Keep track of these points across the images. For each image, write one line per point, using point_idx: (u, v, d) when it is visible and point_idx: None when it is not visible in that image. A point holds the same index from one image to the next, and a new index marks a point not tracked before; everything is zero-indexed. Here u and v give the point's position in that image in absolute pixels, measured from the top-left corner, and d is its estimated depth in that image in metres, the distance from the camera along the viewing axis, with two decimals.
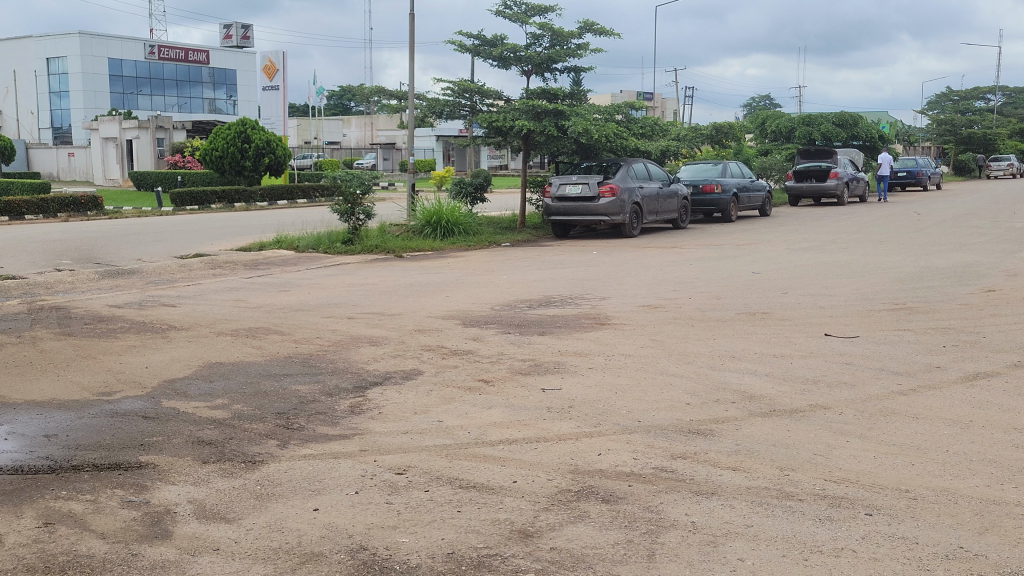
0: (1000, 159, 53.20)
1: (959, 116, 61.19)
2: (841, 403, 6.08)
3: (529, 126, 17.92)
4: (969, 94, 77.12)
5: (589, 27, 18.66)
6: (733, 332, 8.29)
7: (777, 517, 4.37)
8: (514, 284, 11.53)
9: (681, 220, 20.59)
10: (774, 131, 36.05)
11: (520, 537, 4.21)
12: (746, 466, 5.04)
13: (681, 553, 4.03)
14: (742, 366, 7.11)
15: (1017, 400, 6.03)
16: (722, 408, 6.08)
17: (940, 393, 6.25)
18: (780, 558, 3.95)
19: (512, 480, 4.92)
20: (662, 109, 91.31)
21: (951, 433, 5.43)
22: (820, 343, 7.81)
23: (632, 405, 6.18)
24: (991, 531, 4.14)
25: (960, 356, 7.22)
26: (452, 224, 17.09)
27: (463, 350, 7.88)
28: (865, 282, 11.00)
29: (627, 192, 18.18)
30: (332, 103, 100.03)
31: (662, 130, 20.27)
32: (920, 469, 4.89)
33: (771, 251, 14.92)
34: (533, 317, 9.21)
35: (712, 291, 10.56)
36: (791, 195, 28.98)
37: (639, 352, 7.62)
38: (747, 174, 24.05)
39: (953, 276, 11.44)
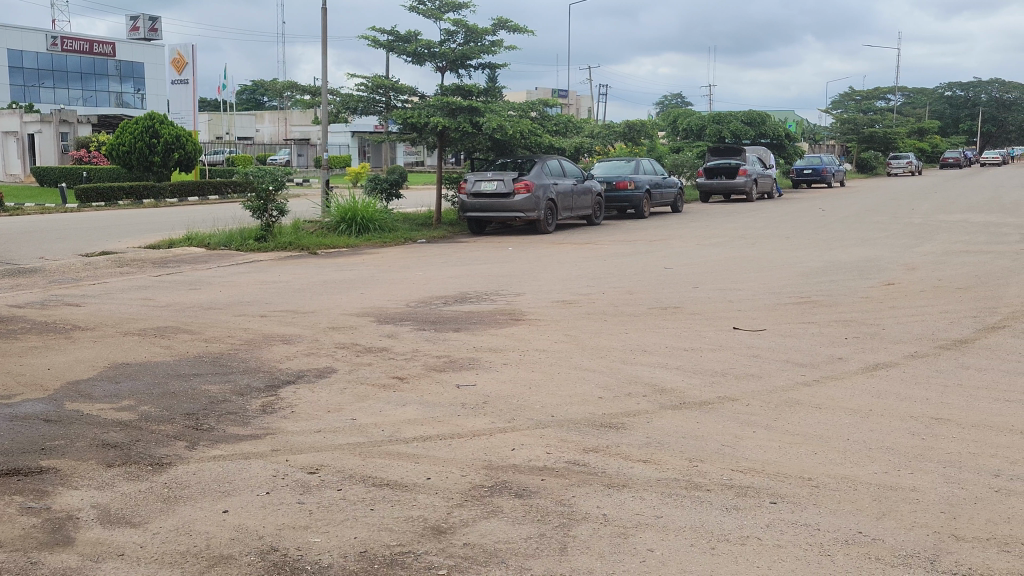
0: (900, 156, 55.83)
1: (860, 115, 63.32)
2: (748, 395, 6.22)
3: (444, 122, 17.87)
4: (871, 95, 79.90)
5: (503, 23, 18.72)
6: (645, 326, 8.41)
7: (686, 507, 4.45)
8: (430, 280, 11.50)
9: (595, 216, 20.79)
10: (686, 129, 36.86)
11: (432, 534, 4.20)
12: (657, 458, 5.12)
13: (592, 545, 4.08)
14: (653, 360, 7.22)
15: (914, 389, 6.26)
16: (632, 401, 6.17)
17: (841, 384, 6.45)
18: (688, 548, 4.03)
19: (426, 477, 4.91)
20: (577, 106, 92.36)
21: (852, 422, 5.60)
22: (729, 336, 7.97)
23: (545, 400, 6.23)
24: (888, 516, 4.29)
25: (861, 348, 7.46)
26: (367, 220, 16.95)
27: (377, 348, 7.83)
28: (772, 277, 11.26)
29: (542, 189, 18.28)
30: (244, 97, 98.20)
31: (576, 127, 20.42)
32: (822, 458, 5.03)
33: (682, 246, 15.18)
34: (448, 314, 9.20)
35: (625, 286, 10.70)
36: (702, 191, 29.41)
37: (553, 348, 7.68)
38: (659, 171, 24.41)
39: (855, 270, 11.82)
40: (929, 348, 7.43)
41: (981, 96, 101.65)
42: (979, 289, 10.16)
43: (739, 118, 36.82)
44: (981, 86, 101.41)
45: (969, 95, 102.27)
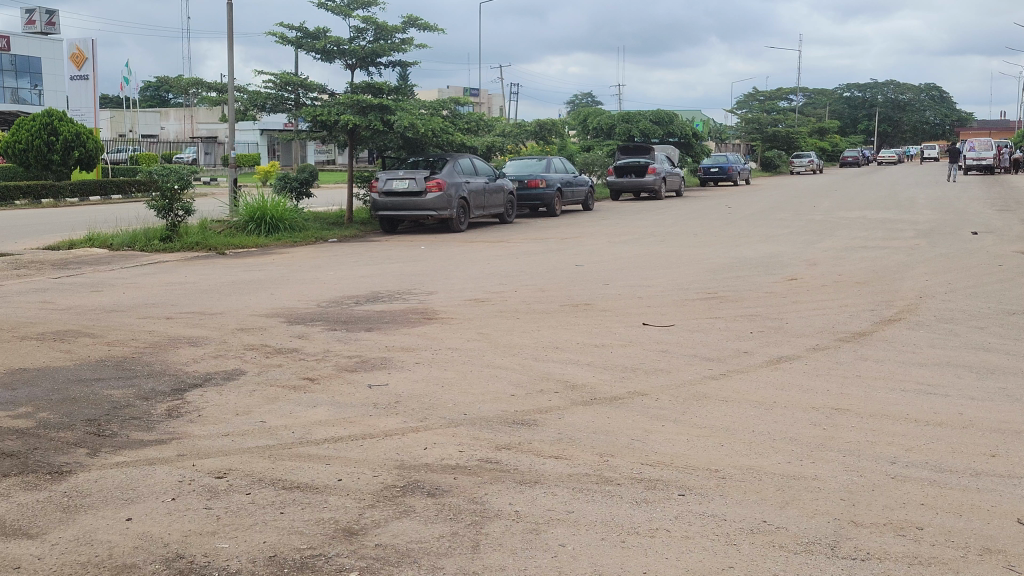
0: (802, 155, 57.37)
1: (763, 115, 64.92)
2: (657, 390, 6.33)
3: (355, 121, 17.71)
4: (773, 95, 81.98)
5: (413, 21, 18.63)
6: (557, 323, 8.47)
7: (597, 502, 4.50)
8: (341, 280, 11.38)
9: (507, 214, 20.86)
10: (596, 128, 37.19)
11: (344, 535, 4.16)
12: (567, 454, 5.17)
13: (505, 542, 4.09)
14: (565, 356, 7.28)
15: (816, 381, 6.45)
16: (544, 398, 6.22)
17: (746, 377, 6.60)
18: (599, 542, 4.08)
19: (337, 478, 4.86)
20: (488, 104, 92.52)
21: (757, 414, 5.74)
22: (638, 332, 8.10)
23: (458, 398, 6.23)
24: (792, 505, 4.41)
25: (765, 342, 7.66)
26: (276, 220, 16.69)
27: (288, 348, 7.71)
28: (680, 273, 11.47)
29: (453, 187, 18.24)
30: (148, 95, 95.68)
31: (488, 126, 20.46)
32: (728, 450, 5.14)
33: (593, 244, 15.34)
34: (360, 313, 9.13)
35: (537, 284, 10.77)
36: (612, 190, 29.72)
37: (466, 346, 7.68)
38: (570, 169, 24.60)
39: (760, 266, 12.11)
40: (829, 341, 7.66)
41: (878, 97, 105.30)
42: (875, 282, 10.54)
43: (648, 118, 37.56)
44: (878, 87, 105.05)
45: (867, 95, 105.81)
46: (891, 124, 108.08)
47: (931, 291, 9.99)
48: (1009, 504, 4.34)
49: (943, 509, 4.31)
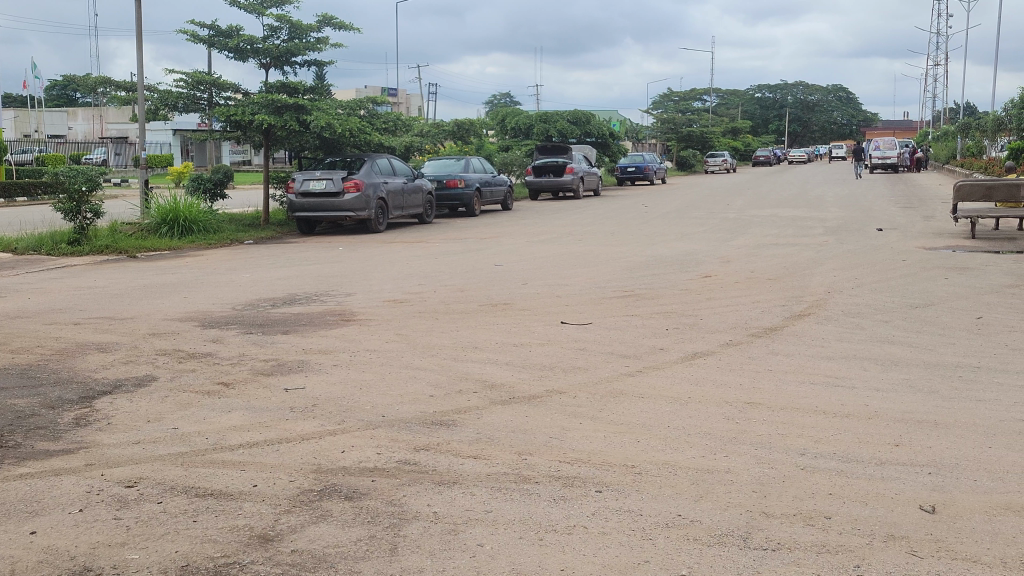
0: (717, 154, 58.43)
1: (678, 115, 65.96)
2: (575, 387, 6.38)
3: (270, 121, 17.47)
4: (688, 95, 83.34)
5: (328, 20, 18.45)
6: (476, 323, 8.47)
7: (514, 500, 4.52)
8: (256, 282, 11.20)
9: (426, 214, 20.79)
10: (514, 128, 37.12)
11: (259, 542, 4.09)
12: (486, 453, 5.17)
13: (422, 544, 4.07)
14: (483, 356, 7.28)
15: (730, 376, 6.57)
16: (463, 397, 6.21)
17: (662, 373, 6.70)
18: (517, 540, 4.08)
19: (252, 484, 4.77)
20: (407, 104, 92.12)
21: (672, 410, 5.83)
22: (556, 330, 8.16)
23: (376, 400, 6.18)
24: (706, 498, 4.48)
25: (681, 338, 7.78)
26: (190, 222, 16.37)
27: (201, 353, 7.55)
28: (598, 272, 11.58)
29: (371, 188, 18.11)
30: (54, 93, 92.76)
31: (406, 126, 20.40)
32: (644, 445, 5.21)
33: (512, 244, 15.37)
34: (276, 316, 8.99)
35: (455, 284, 10.76)
36: (531, 190, 29.84)
37: (384, 347, 7.62)
38: (489, 169, 24.62)
39: (675, 263, 12.31)
40: (743, 336, 7.81)
41: (788, 98, 107.86)
42: (786, 279, 10.78)
43: (565, 118, 37.58)
44: (788, 88, 107.62)
45: (778, 97, 108.31)
46: (801, 125, 110.88)
47: (838, 286, 10.28)
48: (912, 491, 4.48)
49: (850, 498, 4.43)
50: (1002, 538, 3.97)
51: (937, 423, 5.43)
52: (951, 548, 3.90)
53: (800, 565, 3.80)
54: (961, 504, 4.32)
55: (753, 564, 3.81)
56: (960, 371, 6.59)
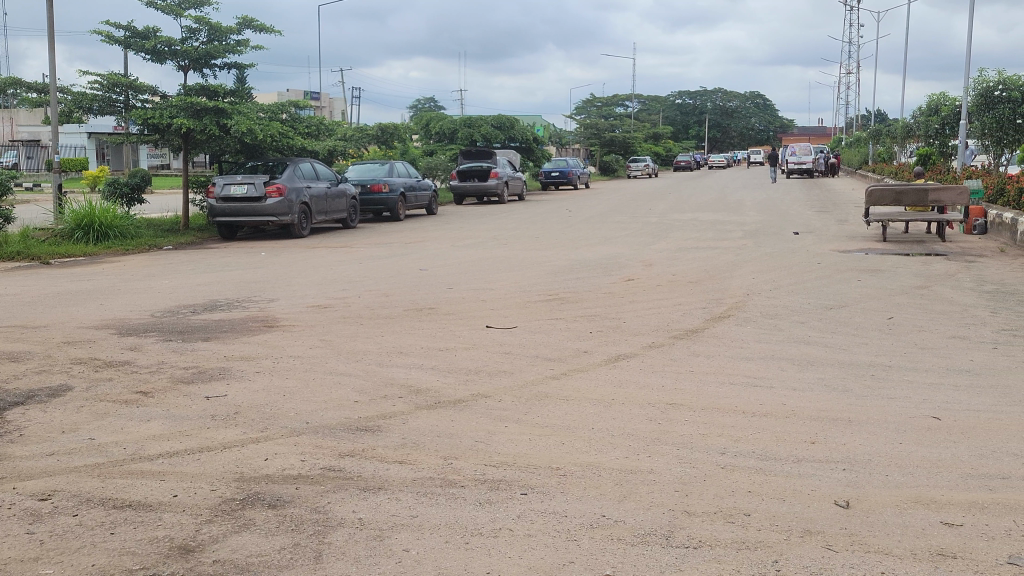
0: (638, 159, 59.15)
1: (601, 121, 66.61)
2: (500, 391, 6.40)
3: (189, 125, 17.17)
4: (610, 100, 84.27)
5: (248, 23, 18.22)
6: (401, 328, 8.43)
7: (440, 505, 4.52)
8: (176, 289, 10.98)
9: (350, 219, 20.62)
10: (438, 133, 36.94)
11: (180, 553, 4.02)
12: (412, 458, 5.16)
13: (347, 551, 4.05)
14: (409, 361, 7.27)
15: (652, 377, 6.68)
16: (388, 403, 6.19)
17: (585, 375, 6.77)
18: (443, 545, 4.09)
19: (173, 494, 4.68)
20: (330, 107, 91.34)
21: (596, 412, 5.89)
22: (481, 334, 8.19)
23: (299, 406, 6.12)
24: (629, 498, 4.55)
25: (604, 340, 7.87)
26: (106, 227, 15.97)
27: (119, 361, 7.37)
28: (523, 276, 11.64)
29: (294, 192, 17.88)
30: None
31: (328, 130, 20.34)
32: (569, 447, 5.26)
33: (436, 248, 15.34)
34: (197, 323, 8.84)
35: (380, 289, 10.72)
36: (455, 195, 29.95)
37: (308, 353, 7.55)
38: (414, 174, 24.55)
39: (599, 267, 12.45)
40: (664, 338, 7.94)
41: (707, 105, 109.82)
42: (706, 282, 11.00)
43: (489, 122, 37.38)
44: (708, 94, 109.61)
45: (698, 102, 110.32)
46: (720, 130, 112.97)
47: (757, 288, 10.52)
48: (828, 487, 4.61)
49: (768, 495, 4.54)
50: (912, 530, 4.12)
51: (851, 421, 5.60)
52: (863, 541, 4.03)
53: (720, 561, 3.88)
54: (873, 499, 4.46)
55: (675, 562, 3.88)
56: (873, 370, 6.80)
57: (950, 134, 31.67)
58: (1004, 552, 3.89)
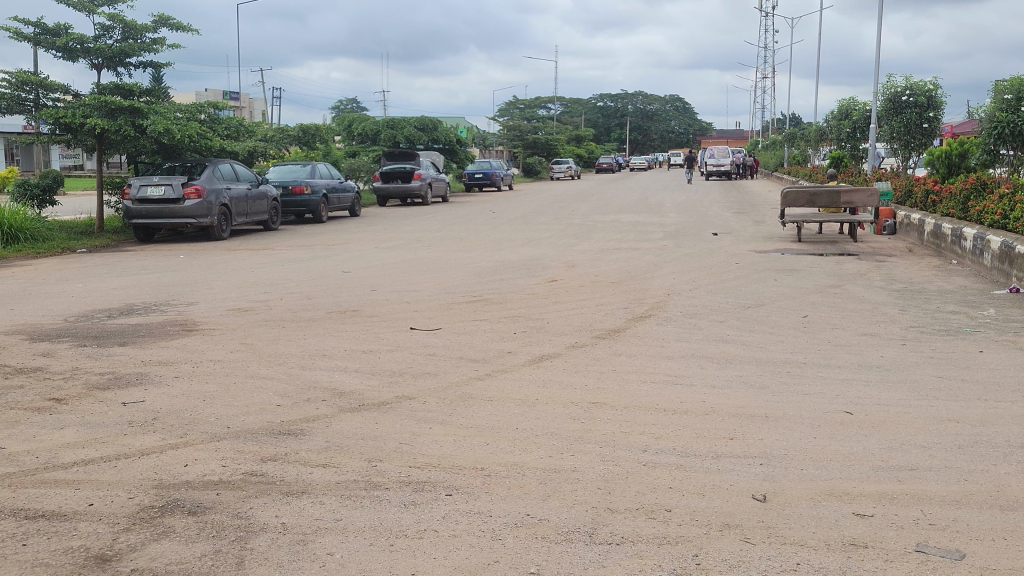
0: (561, 161, 59.41)
1: (524, 123, 66.79)
2: (424, 392, 6.40)
3: (104, 125, 16.75)
4: (533, 102, 84.62)
5: (165, 21, 17.86)
6: (324, 331, 8.35)
7: (365, 508, 4.50)
8: (91, 293, 10.69)
9: (272, 221, 20.33)
10: (361, 134, 36.64)
11: (96, 563, 3.93)
12: (335, 461, 5.13)
13: (270, 556, 4.00)
14: (331, 364, 7.20)
15: (575, 377, 6.75)
16: (312, 406, 6.13)
17: (509, 376, 6.81)
18: (368, 547, 4.08)
19: (89, 503, 4.57)
20: (250, 107, 89.69)
21: (519, 412, 5.93)
22: (405, 336, 8.15)
23: (219, 411, 6.02)
24: (553, 497, 4.59)
25: (528, 341, 7.91)
26: (16, 229, 15.47)
27: (30, 368, 7.15)
28: (447, 277, 11.63)
29: (213, 194, 17.56)
30: None
31: (248, 131, 20.09)
32: (493, 447, 5.29)
33: (359, 250, 15.23)
34: (114, 327, 8.63)
35: (302, 291, 10.59)
36: (379, 196, 29.77)
37: (228, 357, 7.43)
38: (336, 175, 24.31)
39: (522, 268, 12.50)
40: (587, 338, 8.03)
41: (628, 108, 111.08)
42: (628, 282, 11.15)
43: (413, 124, 37.23)
44: (629, 97, 110.88)
45: (619, 105, 111.64)
46: (641, 133, 114.35)
47: (677, 288, 10.69)
48: (745, 482, 4.73)
49: (688, 491, 4.63)
50: (826, 522, 4.24)
51: (768, 416, 5.74)
52: (779, 534, 4.14)
53: (642, 556, 3.95)
54: (789, 492, 4.58)
55: (598, 559, 3.94)
56: (788, 367, 6.99)
57: (861, 138, 32.65)
58: (911, 540, 4.04)
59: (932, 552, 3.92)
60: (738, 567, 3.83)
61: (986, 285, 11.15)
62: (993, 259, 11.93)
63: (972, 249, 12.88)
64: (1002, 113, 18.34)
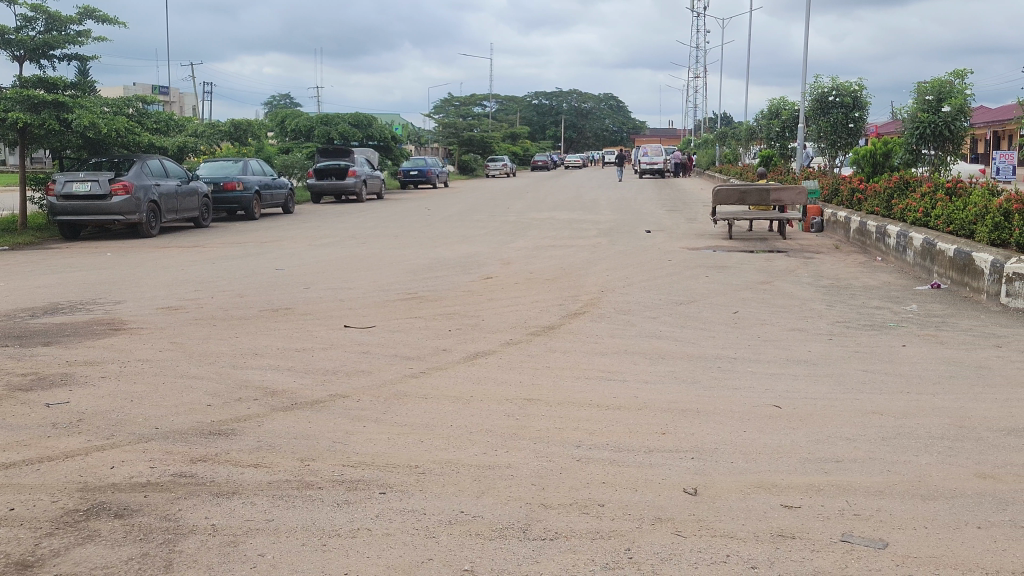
0: (496, 159, 59.46)
1: (460, 121, 66.72)
2: (358, 391, 6.34)
3: (26, 119, 16.30)
4: (468, 100, 84.60)
5: (90, 13, 17.43)
6: (256, 330, 8.23)
7: (297, 508, 4.45)
8: (12, 292, 10.37)
9: (203, 218, 19.97)
10: (294, 130, 36.23)
11: (17, 569, 3.82)
12: (267, 461, 5.06)
13: (200, 558, 3.93)
14: (264, 363, 7.11)
15: (510, 374, 6.76)
16: (243, 405, 6.04)
17: (444, 373, 6.79)
18: (300, 547, 4.03)
19: (9, 509, 4.43)
20: (181, 103, 88.01)
21: (454, 409, 5.91)
22: (339, 334, 8.08)
23: (148, 412, 5.89)
24: (487, 494, 4.59)
25: (463, 339, 7.90)
26: None
27: None
28: (382, 275, 11.55)
29: (141, 190, 17.18)
30: None
31: (178, 126, 19.75)
32: (427, 445, 5.27)
33: (293, 248, 15.05)
34: (37, 327, 8.38)
35: (234, 289, 10.42)
36: (313, 193, 29.43)
37: (157, 357, 7.28)
38: (269, 172, 23.95)
39: (457, 265, 12.48)
40: (522, 335, 8.05)
41: (563, 106, 111.74)
42: (563, 279, 11.20)
43: (347, 121, 36.97)
44: (564, 96, 111.58)
45: (554, 104, 112.25)
46: (576, 131, 115.10)
47: (611, 285, 10.77)
48: (677, 476, 4.78)
49: (621, 485, 4.68)
50: (755, 514, 4.31)
51: (700, 411, 5.82)
52: (710, 526, 4.20)
53: (576, 551, 3.97)
54: (720, 485, 4.65)
55: (532, 554, 3.95)
56: (720, 362, 7.08)
57: (790, 137, 33.34)
58: (838, 530, 4.13)
59: (856, 541, 4.01)
60: (670, 560, 3.88)
61: (909, 281, 11.47)
62: (915, 256, 12.27)
63: (896, 246, 13.21)
64: (923, 113, 18.97)
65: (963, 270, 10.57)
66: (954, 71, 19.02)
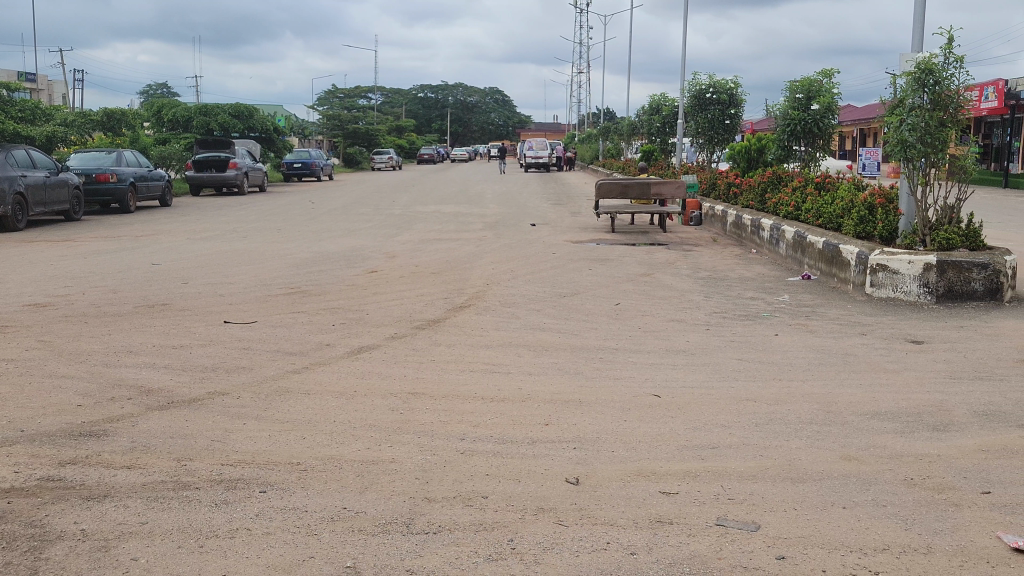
0: (382, 151, 58.92)
1: (344, 113, 65.82)
2: (238, 388, 6.20)
3: None
4: (352, 92, 83.45)
5: None
6: (130, 327, 7.95)
7: (173, 509, 4.32)
8: None
9: (73, 211, 19.14)
10: (171, 120, 35.11)
11: None
12: (142, 462, 4.90)
13: (68, 565, 3.78)
14: (138, 360, 6.88)
15: (393, 368, 6.72)
16: (116, 405, 5.83)
17: (328, 368, 6.70)
18: (176, 549, 3.92)
19: None
20: (48, 90, 84.00)
21: (337, 404, 5.84)
22: (219, 330, 7.88)
23: (12, 414, 5.63)
24: (370, 489, 4.56)
25: (347, 333, 7.81)
26: None
27: None
28: (263, 269, 11.32)
29: (6, 182, 16.36)
30: None
31: (46, 114, 18.91)
32: (309, 442, 5.19)
33: (169, 241, 14.57)
34: None
35: (108, 285, 10.02)
36: (191, 185, 28.55)
37: (23, 356, 6.95)
38: (144, 163, 23.13)
39: (341, 259, 12.32)
40: (406, 329, 8.00)
41: (449, 100, 111.47)
42: (448, 272, 11.20)
43: (227, 112, 35.80)
44: (449, 89, 111.46)
45: (441, 96, 111.86)
46: (463, 125, 115.06)
47: (496, 278, 10.81)
48: (559, 466, 4.84)
49: (505, 476, 4.71)
50: (634, 502, 4.40)
51: (582, 402, 5.91)
52: (591, 514, 4.27)
53: (460, 544, 3.98)
54: (600, 474, 4.73)
55: (415, 549, 3.94)
56: (602, 353, 7.21)
57: (670, 133, 33.97)
58: (713, 515, 4.26)
59: (730, 525, 4.14)
60: (552, 549, 3.93)
61: (781, 273, 11.88)
62: (787, 248, 12.69)
63: (769, 238, 13.65)
64: (794, 111, 19.54)
65: (831, 261, 11.00)
66: (823, 71, 19.70)
